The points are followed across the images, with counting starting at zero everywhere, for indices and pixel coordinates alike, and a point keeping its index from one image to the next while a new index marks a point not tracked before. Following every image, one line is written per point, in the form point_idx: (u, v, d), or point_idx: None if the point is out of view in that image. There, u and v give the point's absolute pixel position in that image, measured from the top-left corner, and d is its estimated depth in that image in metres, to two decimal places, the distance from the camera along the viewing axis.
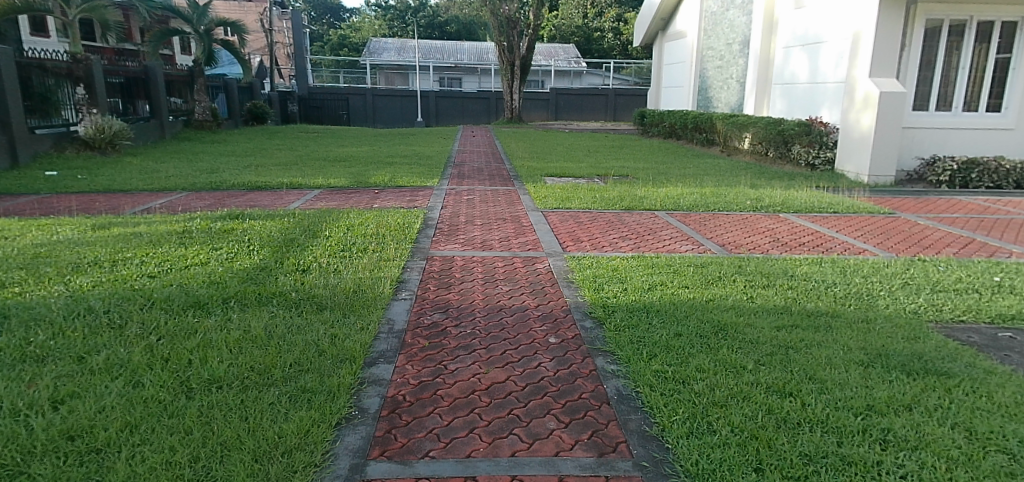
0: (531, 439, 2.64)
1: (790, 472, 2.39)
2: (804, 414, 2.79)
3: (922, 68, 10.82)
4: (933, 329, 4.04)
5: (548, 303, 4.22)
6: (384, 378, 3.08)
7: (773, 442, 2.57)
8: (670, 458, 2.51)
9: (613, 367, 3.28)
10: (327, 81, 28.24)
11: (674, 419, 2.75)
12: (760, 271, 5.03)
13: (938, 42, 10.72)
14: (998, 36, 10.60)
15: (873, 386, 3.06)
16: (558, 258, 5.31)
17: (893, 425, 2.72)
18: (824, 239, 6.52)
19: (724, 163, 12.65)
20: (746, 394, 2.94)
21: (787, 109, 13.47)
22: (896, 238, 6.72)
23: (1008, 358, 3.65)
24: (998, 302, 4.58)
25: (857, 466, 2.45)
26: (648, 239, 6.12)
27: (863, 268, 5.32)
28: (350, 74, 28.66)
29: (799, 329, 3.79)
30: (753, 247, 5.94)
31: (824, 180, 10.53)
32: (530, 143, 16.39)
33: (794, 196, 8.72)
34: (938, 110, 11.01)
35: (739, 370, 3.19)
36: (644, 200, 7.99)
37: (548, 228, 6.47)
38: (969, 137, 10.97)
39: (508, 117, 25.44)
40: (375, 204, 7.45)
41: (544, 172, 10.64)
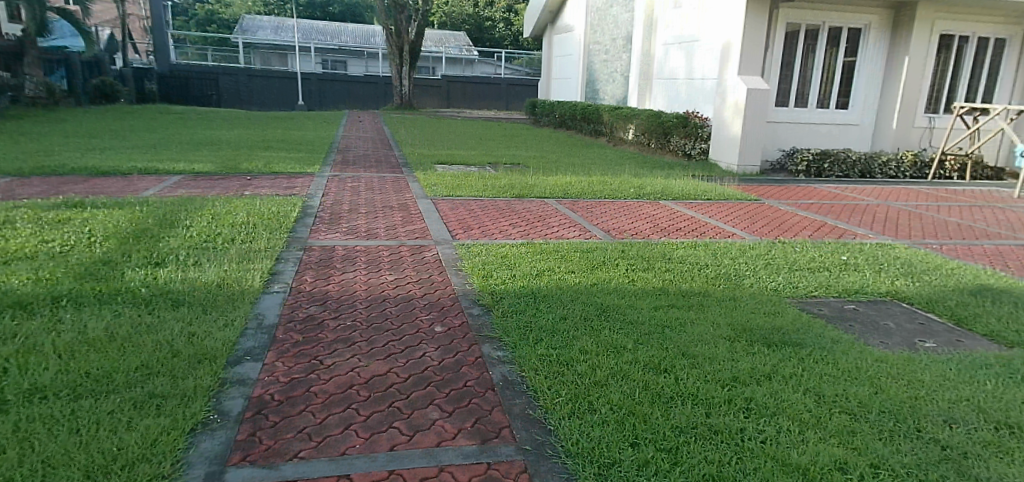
0: (411, 432, 2.57)
1: (663, 444, 2.50)
2: (677, 388, 2.93)
3: (783, 68, 11.76)
4: (789, 303, 4.42)
5: (435, 292, 4.15)
6: (250, 377, 2.89)
7: (647, 417, 2.68)
8: (552, 440, 2.54)
9: (499, 353, 3.27)
10: (191, 59, 26.35)
11: (557, 401, 2.79)
12: (642, 255, 5.25)
13: (796, 45, 11.70)
14: (845, 40, 11.78)
15: (738, 359, 3.28)
16: (447, 247, 5.24)
17: (755, 394, 2.92)
18: (699, 224, 6.92)
19: (609, 152, 13.11)
20: (625, 373, 3.05)
21: (666, 103, 14.17)
22: (762, 223, 7.28)
23: (852, 327, 4.07)
24: (844, 278, 5.09)
25: (721, 434, 2.60)
26: (537, 226, 6.20)
27: (732, 250, 5.71)
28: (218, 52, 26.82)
29: (675, 308, 3.99)
30: (635, 233, 6.20)
31: (699, 170, 11.19)
32: (417, 129, 16.12)
33: (672, 184, 9.19)
34: (797, 105, 12.01)
35: (619, 350, 3.30)
36: (534, 188, 8.10)
37: (437, 216, 6.38)
38: (823, 131, 12.09)
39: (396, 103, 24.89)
40: (247, 191, 7.01)
41: (435, 159, 10.52)
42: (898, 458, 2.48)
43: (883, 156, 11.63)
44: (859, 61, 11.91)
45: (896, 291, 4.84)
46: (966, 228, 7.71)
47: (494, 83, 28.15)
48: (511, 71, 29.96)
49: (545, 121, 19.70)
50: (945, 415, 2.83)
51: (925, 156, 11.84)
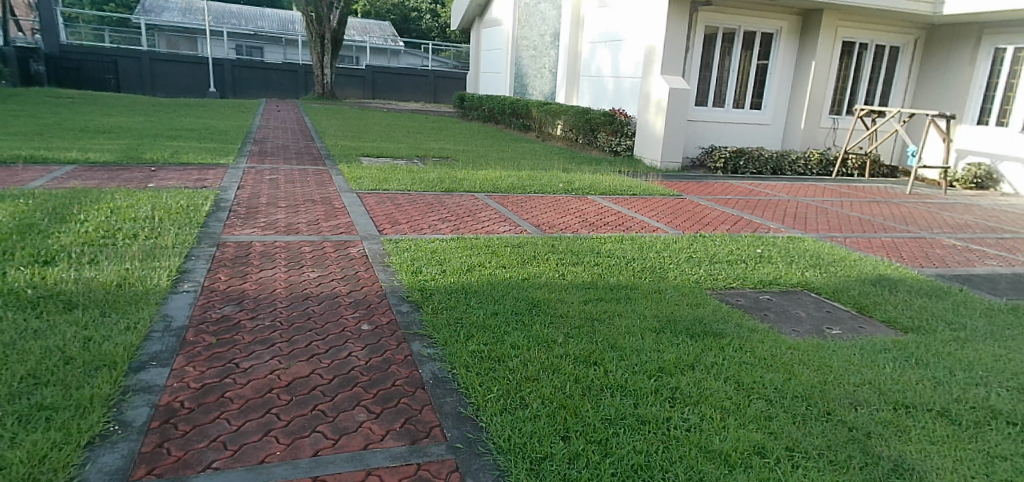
0: (336, 435, 2.45)
1: (593, 436, 2.49)
2: (606, 380, 2.94)
3: (702, 69, 12.19)
4: (710, 295, 4.57)
5: (361, 289, 3.99)
6: (157, 384, 2.67)
7: (578, 410, 2.67)
8: (483, 437, 2.49)
9: (429, 350, 3.18)
10: (85, 39, 24.41)
11: (489, 397, 2.73)
12: (571, 249, 5.27)
13: (714, 48, 12.14)
14: (758, 44, 12.34)
15: (663, 350, 3.34)
16: (374, 242, 5.07)
17: (679, 384, 2.97)
18: (626, 218, 7.05)
19: (538, 148, 13.16)
20: (556, 366, 3.03)
21: (592, 100, 14.38)
22: (685, 218, 7.50)
23: (767, 316, 4.25)
24: (760, 270, 5.32)
25: (649, 424, 2.62)
26: (467, 221, 6.13)
27: (657, 244, 5.84)
28: (118, 33, 25.01)
29: (604, 301, 4.03)
30: (564, 227, 6.23)
31: (624, 166, 11.42)
32: (340, 121, 15.64)
33: (600, 179, 9.33)
34: (715, 104, 12.48)
35: (550, 344, 3.29)
36: (463, 182, 8.01)
37: (363, 210, 6.19)
38: (739, 129, 12.63)
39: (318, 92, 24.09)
40: (152, 183, 6.55)
41: (359, 151, 10.23)
42: (810, 440, 2.58)
43: (793, 154, 12.27)
44: (771, 64, 12.51)
45: (806, 281, 5.09)
46: (867, 223, 8.24)
47: (421, 75, 27.74)
48: (438, 63, 29.63)
49: (473, 115, 19.59)
50: (850, 398, 2.98)
51: (830, 155, 12.59)
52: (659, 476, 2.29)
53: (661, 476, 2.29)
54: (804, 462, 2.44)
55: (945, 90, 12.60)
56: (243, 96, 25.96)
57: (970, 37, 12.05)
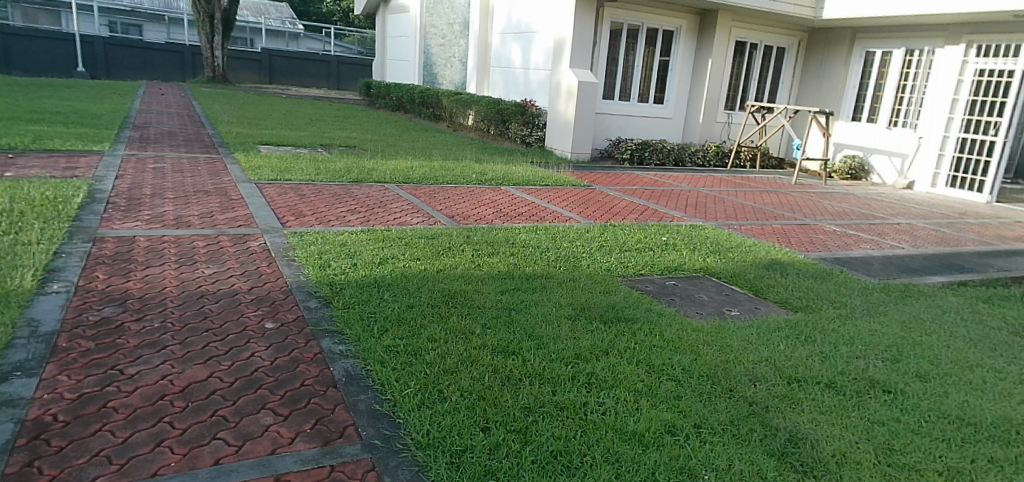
0: (240, 441, 2.27)
1: (513, 426, 2.45)
2: (525, 369, 2.91)
3: (608, 63, 12.47)
4: (621, 282, 4.66)
5: (264, 285, 3.76)
6: (24, 397, 2.38)
7: (497, 400, 2.62)
8: (401, 433, 2.38)
9: (340, 347, 3.03)
10: None
11: (405, 392, 2.62)
12: (486, 240, 5.22)
13: (620, 43, 12.45)
14: (660, 41, 12.79)
15: (579, 337, 3.35)
16: (277, 235, 4.79)
17: (595, 369, 2.99)
18: (539, 208, 7.08)
19: (449, 138, 13.00)
20: (474, 358, 2.97)
21: (502, 90, 14.38)
22: (596, 208, 7.64)
23: (674, 301, 4.39)
24: (667, 257, 5.50)
25: (567, 410, 2.61)
26: (377, 212, 5.93)
27: (570, 234, 5.90)
28: None
29: (520, 291, 4.01)
30: (479, 218, 6.17)
31: (537, 157, 11.51)
32: (236, 106, 14.77)
33: (513, 170, 9.34)
34: (622, 98, 12.82)
35: (467, 336, 3.22)
36: (371, 172, 7.76)
37: (263, 201, 5.84)
38: (644, 122, 13.04)
39: (208, 76, 22.61)
40: (11, 172, 5.86)
41: (257, 139, 9.68)
42: (717, 417, 2.67)
43: (692, 146, 12.84)
44: (672, 61, 13.01)
45: (707, 267, 5.31)
46: (761, 211, 8.74)
47: (324, 61, 26.68)
48: (341, 48, 28.62)
49: (380, 103, 19.06)
50: (751, 375, 3.12)
51: (726, 147, 13.27)
52: (577, 461, 2.28)
53: (580, 460, 2.29)
54: (712, 437, 2.51)
55: (824, 90, 13.58)
56: (118, 77, 23.90)
57: (845, 41, 13.06)
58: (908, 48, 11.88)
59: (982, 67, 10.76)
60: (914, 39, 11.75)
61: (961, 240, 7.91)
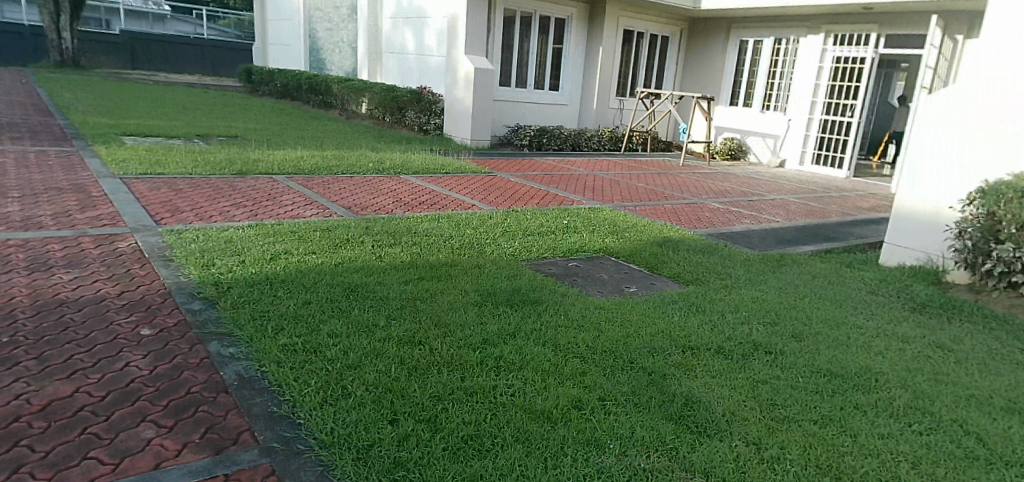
0: (117, 458, 2.08)
1: (422, 415, 2.40)
2: (432, 358, 2.86)
3: (504, 50, 12.51)
4: (525, 265, 4.71)
5: (137, 289, 3.45)
6: None
7: (405, 391, 2.56)
8: (302, 434, 2.27)
9: (230, 350, 2.83)
10: None
11: (307, 391, 2.50)
12: (386, 230, 5.09)
13: (514, 30, 12.52)
14: (553, 29, 13.00)
15: (485, 322, 3.35)
16: (150, 234, 4.42)
17: (502, 352, 3.00)
18: (441, 197, 6.99)
19: (342, 126, 12.55)
20: (379, 350, 2.88)
21: (396, 77, 14.05)
22: (497, 194, 7.65)
23: (576, 281, 4.50)
24: (568, 239, 5.61)
25: (477, 395, 2.59)
26: (266, 205, 5.61)
27: (473, 221, 5.88)
28: None
29: (424, 280, 3.94)
30: (377, 208, 5.99)
31: (436, 144, 11.38)
32: (99, 94, 13.46)
33: (411, 158, 9.18)
34: (518, 85, 12.92)
35: (371, 328, 3.12)
36: (258, 164, 7.34)
37: (132, 198, 5.36)
38: (541, 109, 13.20)
39: (58, 60, 20.37)
40: None
41: (121, 130, 8.85)
42: (620, 388, 2.75)
43: (588, 132, 13.19)
44: (565, 48, 13.27)
45: (606, 247, 5.49)
46: (654, 192, 9.13)
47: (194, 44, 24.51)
48: (214, 31, 26.63)
49: (263, 90, 17.72)
50: (649, 346, 3.25)
51: (619, 132, 13.75)
52: (488, 443, 2.27)
53: (491, 443, 2.28)
54: (616, 408, 2.59)
55: (705, 76, 14.35)
56: None
57: (722, 30, 13.86)
58: (777, 37, 12.87)
59: (839, 55, 11.84)
60: (782, 29, 12.71)
61: (827, 212, 8.68)
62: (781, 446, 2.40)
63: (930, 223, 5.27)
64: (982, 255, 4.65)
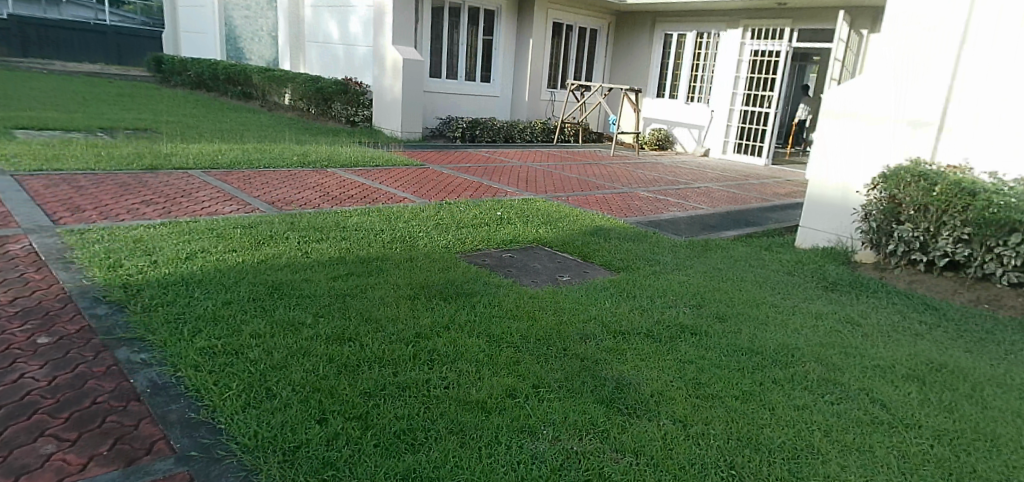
0: (12, 477, 1.93)
1: (352, 413, 2.35)
2: (363, 355, 2.79)
3: (433, 41, 12.37)
4: (459, 258, 4.69)
5: (33, 295, 3.20)
6: None
7: (334, 389, 2.49)
8: (223, 439, 2.17)
9: (142, 356, 2.67)
10: None
11: (227, 395, 2.39)
12: (312, 226, 4.93)
13: (443, 21, 12.39)
14: (482, 20, 12.96)
15: (418, 315, 3.31)
16: (47, 236, 4.09)
17: (435, 345, 2.96)
18: (370, 190, 6.84)
19: (263, 118, 12.06)
20: (306, 349, 2.79)
21: (320, 67, 13.62)
22: (429, 187, 7.56)
23: (510, 272, 4.51)
24: (502, 231, 5.62)
25: (410, 389, 2.56)
26: (180, 202, 5.33)
27: (405, 214, 5.78)
28: None
29: (354, 276, 3.84)
30: (303, 203, 5.79)
31: (364, 136, 11.14)
32: None
33: (338, 151, 8.94)
34: (448, 76, 12.79)
35: (297, 327, 3.02)
36: (171, 159, 6.94)
37: (27, 196, 4.97)
38: (472, 100, 13.13)
39: None
40: None
41: (11, 124, 8.15)
42: (553, 375, 2.78)
43: (520, 124, 13.23)
44: (495, 39, 13.26)
45: (540, 237, 5.53)
46: (586, 182, 9.26)
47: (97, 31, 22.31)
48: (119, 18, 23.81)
49: (175, 80, 16.72)
50: (582, 333, 3.30)
51: (550, 124, 13.87)
52: (421, 437, 2.24)
53: (424, 436, 2.26)
54: (550, 395, 2.62)
55: (632, 69, 14.65)
56: None
57: (647, 24, 14.18)
58: (699, 31, 13.32)
59: (757, 48, 12.39)
60: (704, 23, 13.17)
61: (748, 198, 9.07)
62: (706, 422, 2.49)
63: (839, 206, 5.58)
64: (885, 236, 4.99)
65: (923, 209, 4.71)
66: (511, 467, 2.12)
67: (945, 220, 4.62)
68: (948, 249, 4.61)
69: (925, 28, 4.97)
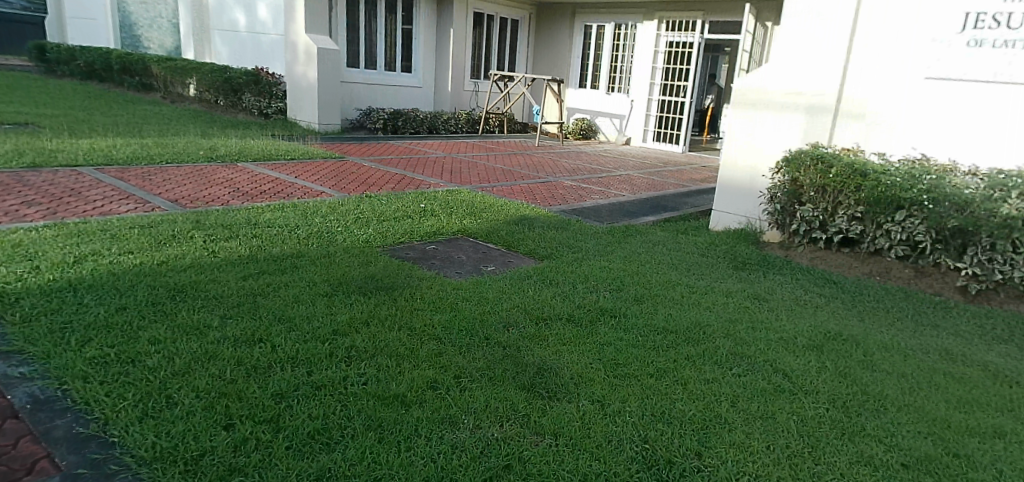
0: None
1: (261, 416, 2.25)
2: (274, 356, 2.69)
3: (350, 30, 12.04)
4: (380, 251, 4.60)
5: None
6: None
7: (243, 393, 2.39)
8: (118, 452, 2.04)
9: (23, 370, 2.46)
10: None
11: (123, 405, 2.24)
12: (220, 224, 4.69)
13: (359, 10, 12.09)
14: (400, 9, 12.73)
15: (335, 312, 3.21)
16: None
17: (354, 341, 2.89)
18: (284, 185, 6.59)
19: (165, 110, 11.36)
20: (212, 353, 2.66)
21: (228, 57, 12.97)
22: (348, 180, 7.37)
23: (434, 264, 4.46)
24: (425, 223, 5.55)
25: (324, 388, 2.48)
26: (68, 202, 4.94)
27: (321, 209, 5.60)
28: None
29: (267, 274, 3.69)
30: (209, 200, 5.50)
31: (279, 129, 10.72)
32: None
33: (249, 145, 8.54)
34: (367, 67, 12.49)
35: (202, 331, 2.86)
36: (58, 155, 6.41)
37: None
38: (393, 91, 12.86)
39: None
40: None
41: None
42: (473, 365, 2.78)
43: (444, 115, 13.12)
44: (414, 29, 13.08)
45: (464, 228, 5.50)
46: (511, 172, 9.30)
47: None
48: None
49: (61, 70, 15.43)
50: (504, 321, 3.32)
51: (475, 114, 13.81)
52: (336, 436, 2.19)
53: (339, 435, 2.20)
54: (470, 384, 2.61)
55: (554, 60, 14.78)
56: None
57: (567, 16, 14.34)
58: (617, 22, 13.62)
59: (671, 40, 12.78)
60: (622, 15, 13.48)
61: (667, 184, 9.38)
62: (622, 400, 2.56)
63: (748, 189, 5.87)
64: (789, 216, 5.33)
65: (822, 190, 5.02)
66: (430, 459, 2.10)
67: (841, 200, 4.94)
68: (844, 226, 4.95)
69: (819, 22, 5.28)
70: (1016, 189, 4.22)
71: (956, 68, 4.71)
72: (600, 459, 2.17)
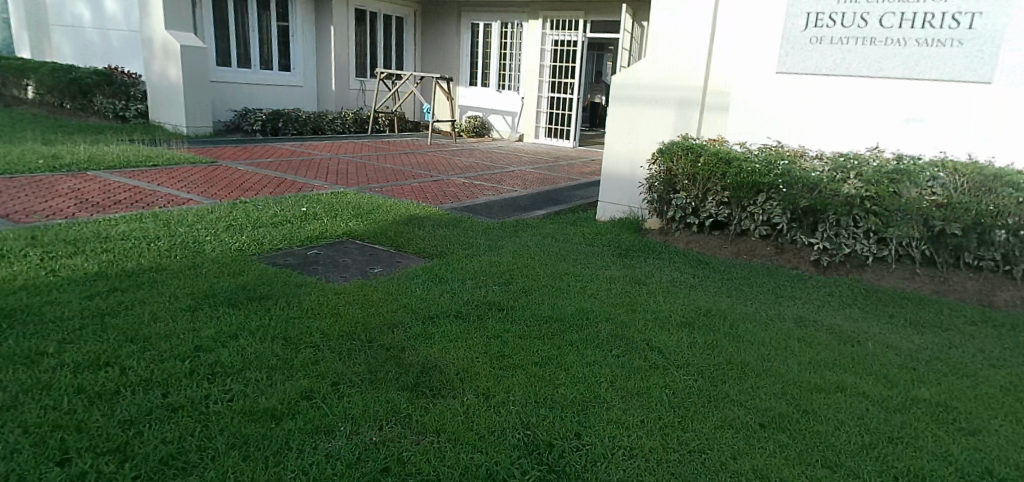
0: None
1: (105, 446, 2.05)
2: (123, 380, 2.45)
3: (217, 26, 11.33)
4: (256, 260, 4.35)
5: None
6: None
7: (83, 424, 2.16)
8: None
9: None
10: None
11: None
12: (64, 239, 4.23)
13: (227, 5, 11.41)
14: (274, 5, 12.14)
15: (199, 328, 2.98)
16: None
17: (219, 357, 2.70)
18: (143, 193, 6.07)
19: None
20: (47, 383, 2.38)
21: (73, 56, 11.75)
22: (219, 185, 6.92)
23: (316, 269, 4.27)
24: (306, 227, 5.31)
25: (182, 409, 2.30)
26: None
27: (187, 218, 5.20)
28: None
29: (120, 292, 3.37)
30: (52, 213, 4.96)
31: (138, 132, 9.86)
32: None
33: (103, 151, 7.79)
34: (240, 65, 11.79)
35: (35, 359, 2.56)
36: None
37: None
38: (270, 91, 12.22)
39: None
40: None
41: None
42: (352, 370, 2.68)
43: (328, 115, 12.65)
44: (291, 26, 12.51)
45: (349, 231, 5.32)
46: (401, 172, 9.11)
47: None
48: None
49: None
50: (387, 323, 3.23)
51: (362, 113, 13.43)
52: (194, 459, 2.03)
53: (199, 457, 2.04)
54: (349, 390, 2.52)
55: (441, 58, 14.67)
56: None
57: (452, 14, 14.28)
58: (503, 21, 13.69)
59: (556, 38, 13.09)
60: (506, 14, 13.59)
61: (557, 178, 9.59)
62: (506, 391, 2.58)
63: (627, 180, 6.13)
64: (665, 203, 5.60)
65: (691, 178, 5.33)
66: (303, 471, 2.01)
67: (708, 187, 5.27)
68: (713, 211, 5.28)
69: (682, 22, 5.58)
70: (854, 170, 4.65)
71: (802, 62, 5.15)
72: (482, 451, 2.17)
